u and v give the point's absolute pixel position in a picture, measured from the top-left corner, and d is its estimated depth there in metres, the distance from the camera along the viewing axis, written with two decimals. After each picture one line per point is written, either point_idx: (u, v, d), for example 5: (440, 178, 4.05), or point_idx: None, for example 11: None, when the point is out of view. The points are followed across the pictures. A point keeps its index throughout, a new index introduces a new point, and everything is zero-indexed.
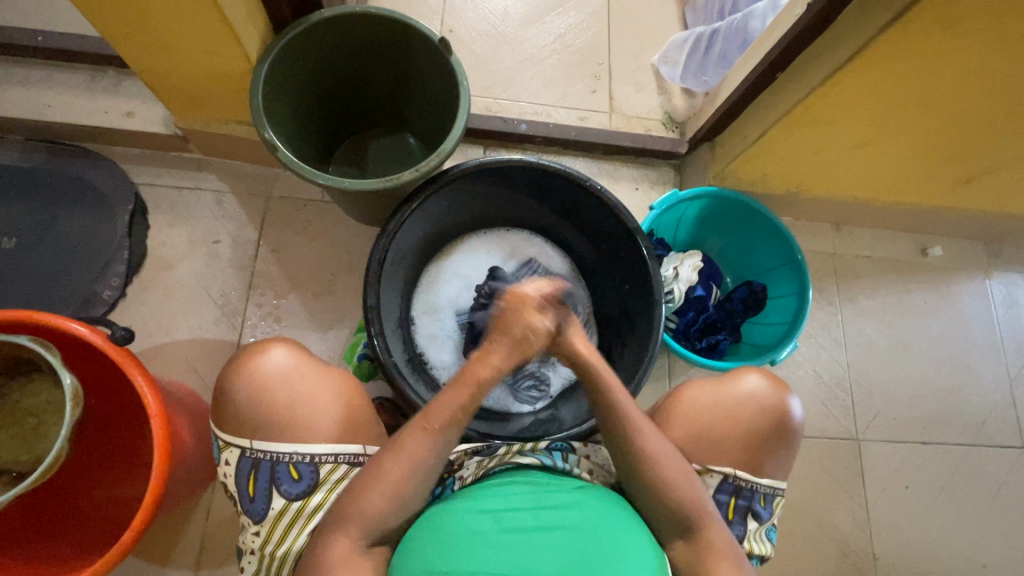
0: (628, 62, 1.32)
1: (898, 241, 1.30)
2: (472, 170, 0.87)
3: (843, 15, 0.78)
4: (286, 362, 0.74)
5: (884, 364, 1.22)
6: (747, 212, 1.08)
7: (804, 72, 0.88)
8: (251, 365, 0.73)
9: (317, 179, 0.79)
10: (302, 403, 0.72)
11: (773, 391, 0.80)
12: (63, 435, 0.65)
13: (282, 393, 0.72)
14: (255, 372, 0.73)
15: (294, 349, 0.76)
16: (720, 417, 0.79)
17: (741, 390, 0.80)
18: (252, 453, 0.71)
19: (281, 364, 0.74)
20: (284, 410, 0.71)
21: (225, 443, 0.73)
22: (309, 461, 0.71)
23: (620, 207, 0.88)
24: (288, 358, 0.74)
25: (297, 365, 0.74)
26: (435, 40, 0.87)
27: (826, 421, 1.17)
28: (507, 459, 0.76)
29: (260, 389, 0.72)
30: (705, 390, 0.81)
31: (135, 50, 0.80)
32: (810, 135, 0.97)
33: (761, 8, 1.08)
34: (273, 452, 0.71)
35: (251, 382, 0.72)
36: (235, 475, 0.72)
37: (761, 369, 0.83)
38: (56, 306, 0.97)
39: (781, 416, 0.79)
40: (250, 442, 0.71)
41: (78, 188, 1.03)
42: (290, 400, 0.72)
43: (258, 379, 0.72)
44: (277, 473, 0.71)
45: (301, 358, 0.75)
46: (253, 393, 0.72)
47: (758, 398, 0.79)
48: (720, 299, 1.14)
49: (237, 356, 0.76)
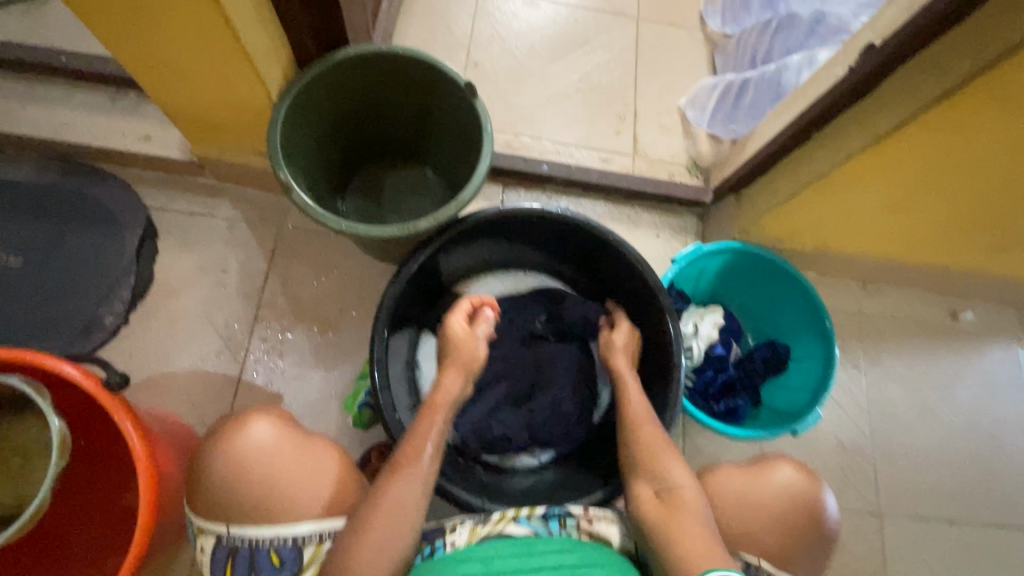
0: (653, 104, 1.30)
1: (928, 303, 1.24)
2: (490, 217, 0.85)
3: (888, 80, 0.74)
4: (262, 438, 0.69)
5: (909, 434, 1.16)
6: (773, 268, 1.04)
7: (841, 134, 0.84)
8: (223, 444, 0.69)
9: (330, 223, 0.76)
10: (281, 480, 0.67)
11: (807, 484, 0.74)
12: (46, 487, 0.62)
13: (260, 470, 0.67)
14: (232, 449, 0.68)
15: (277, 421, 0.71)
16: (750, 512, 0.72)
17: (771, 480, 0.74)
18: (229, 540, 0.65)
19: (261, 437, 0.69)
20: (262, 490, 0.67)
21: (200, 529, 0.67)
22: (291, 545, 0.65)
23: (643, 263, 0.85)
24: (268, 432, 0.70)
25: (276, 438, 0.70)
26: (460, 83, 0.85)
27: (845, 491, 1.11)
28: (500, 526, 0.71)
29: (236, 469, 0.67)
30: (735, 478, 0.75)
31: (155, 79, 0.79)
32: (844, 198, 0.93)
33: (795, 61, 1.05)
34: (252, 539, 0.65)
35: (228, 462, 0.68)
36: (210, 563, 0.66)
37: (792, 459, 0.77)
38: (57, 330, 0.95)
39: (816, 510, 0.73)
40: (227, 528, 0.66)
41: (89, 208, 1.01)
42: (268, 480, 0.67)
43: (236, 456, 0.68)
44: (255, 562, 0.64)
45: (284, 430, 0.71)
46: (228, 474, 0.67)
47: (793, 492, 0.74)
48: (741, 356, 1.08)
49: (217, 427, 0.72)
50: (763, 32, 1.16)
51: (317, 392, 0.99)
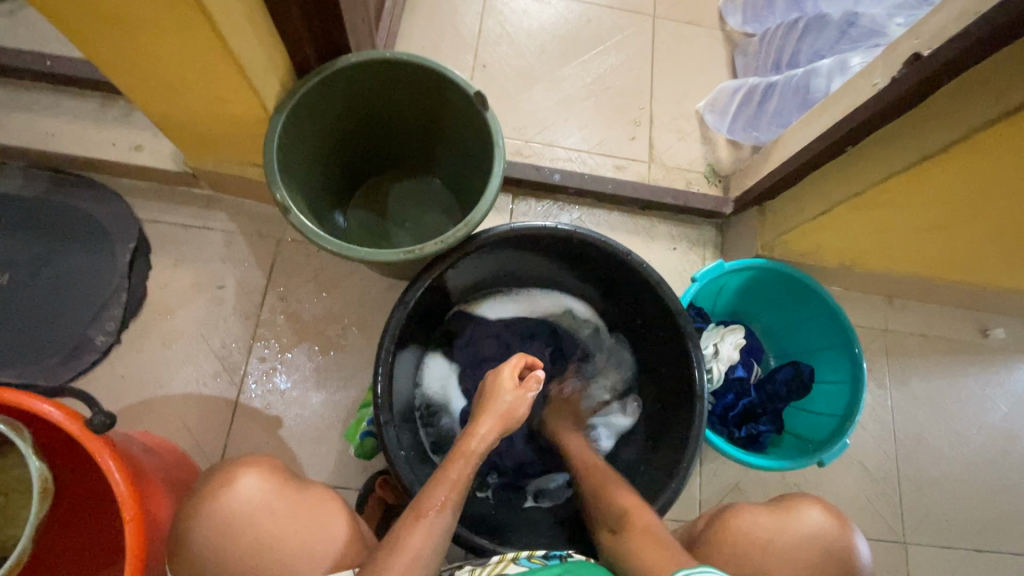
0: (670, 109, 1.24)
1: (957, 319, 1.19)
2: (502, 236, 0.79)
3: (934, 96, 0.69)
4: (246, 495, 0.64)
5: (936, 458, 1.11)
6: (798, 286, 0.98)
7: (881, 151, 0.78)
8: (204, 504, 0.64)
9: (330, 247, 0.71)
10: (275, 538, 0.63)
11: (837, 531, 0.71)
12: (25, 537, 0.58)
13: (249, 530, 0.63)
14: (218, 508, 0.63)
15: (265, 473, 0.67)
16: (774, 558, 0.69)
17: (799, 526, 0.71)
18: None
19: (250, 492, 0.65)
20: (255, 549, 0.62)
21: None
22: None
23: (664, 286, 0.79)
24: (252, 488, 0.65)
25: (262, 494, 0.65)
26: (470, 93, 0.79)
27: (869, 519, 1.06)
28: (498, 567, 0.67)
29: (223, 532, 0.63)
30: (759, 521, 0.72)
31: (143, 91, 0.73)
32: (880, 216, 0.87)
33: (826, 67, 0.98)
34: None
35: (212, 526, 0.63)
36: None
37: (822, 501, 0.74)
38: (45, 352, 0.90)
39: (848, 561, 0.69)
40: None
41: (79, 222, 0.96)
42: (260, 540, 0.63)
43: (222, 517, 0.63)
44: None
45: (274, 483, 0.67)
46: (213, 538, 0.62)
47: (822, 539, 0.70)
48: (762, 377, 1.03)
49: (199, 483, 0.67)
50: (789, 33, 1.10)
51: (318, 416, 0.95)
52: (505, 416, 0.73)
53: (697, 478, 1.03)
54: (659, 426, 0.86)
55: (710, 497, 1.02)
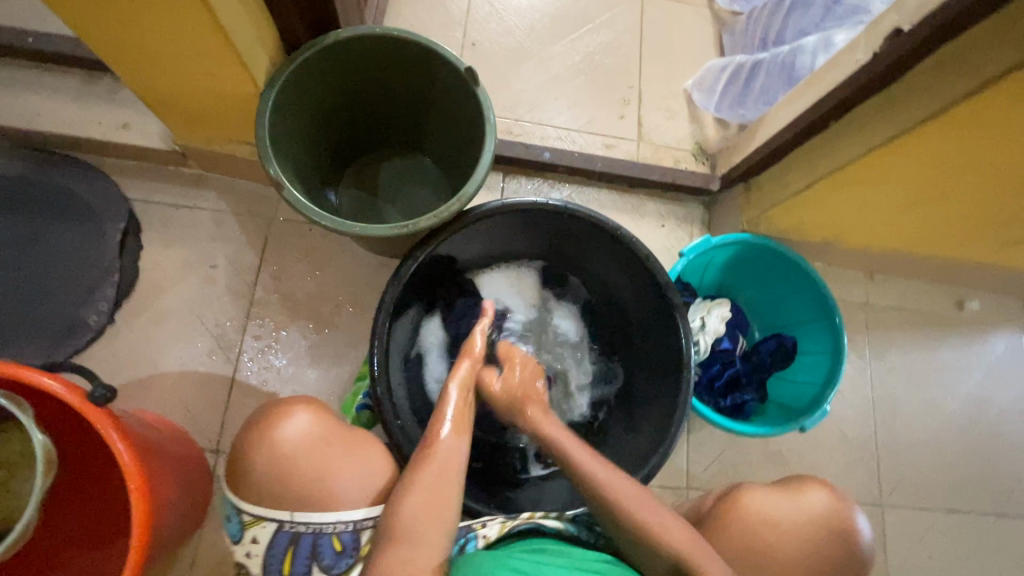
0: (659, 87, 1.25)
1: (934, 292, 1.23)
2: (494, 212, 0.80)
3: (915, 70, 0.71)
4: (302, 429, 0.69)
5: (912, 425, 1.16)
6: (781, 260, 1.01)
7: (863, 125, 0.80)
8: (265, 436, 0.68)
9: (324, 222, 0.72)
10: (332, 469, 0.68)
11: (842, 513, 0.76)
12: (31, 506, 0.59)
13: (308, 459, 0.68)
14: (275, 441, 0.68)
15: (316, 412, 0.72)
16: (778, 533, 0.74)
17: (807, 504, 0.76)
18: (291, 526, 0.66)
19: (303, 428, 0.69)
20: (314, 477, 0.67)
21: (252, 521, 0.66)
22: (350, 530, 0.66)
23: (652, 259, 0.81)
24: (308, 423, 0.70)
25: (317, 429, 0.70)
26: (461, 69, 0.79)
27: (848, 484, 1.11)
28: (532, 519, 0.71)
29: (285, 459, 0.67)
30: (775, 502, 0.76)
31: (132, 66, 0.73)
32: (861, 190, 0.89)
33: (811, 44, 1.00)
34: (315, 526, 0.66)
35: (273, 453, 0.67)
36: (267, 553, 0.66)
37: (828, 484, 0.78)
38: (38, 331, 0.90)
39: (848, 541, 0.75)
40: (289, 515, 0.66)
41: (66, 201, 0.96)
42: (318, 469, 0.68)
43: (284, 446, 0.68)
44: (318, 548, 0.66)
45: (325, 421, 0.71)
46: (276, 464, 0.67)
47: (826, 520, 0.75)
48: (747, 349, 1.06)
49: (251, 422, 0.71)
50: (775, 11, 1.11)
51: (315, 392, 0.97)
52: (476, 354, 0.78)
53: (685, 446, 1.07)
54: (646, 396, 0.89)
55: (697, 465, 1.06)
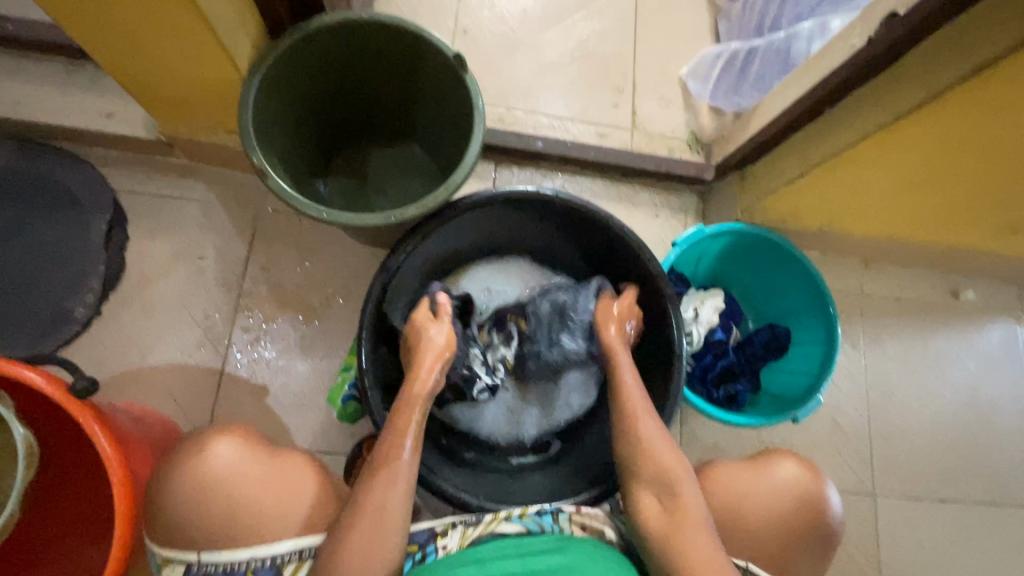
0: (653, 74, 1.23)
1: (929, 281, 1.22)
2: (483, 201, 0.79)
3: (908, 54, 0.70)
4: (214, 462, 0.65)
5: (906, 414, 1.16)
6: (776, 250, 1.00)
7: (857, 113, 0.80)
8: (181, 467, 0.65)
9: (310, 212, 0.71)
10: (246, 504, 0.64)
11: (809, 483, 0.76)
12: (13, 500, 0.59)
13: (218, 496, 0.64)
14: (188, 477, 0.64)
15: (237, 439, 0.68)
16: (747, 506, 0.74)
17: (777, 478, 0.76)
18: (201, 567, 0.62)
19: (221, 460, 0.65)
20: (227, 516, 0.63)
21: (165, 559, 0.63)
22: (269, 565, 0.62)
23: (643, 248, 0.80)
24: (221, 455, 0.66)
25: (231, 462, 0.65)
26: (449, 55, 0.78)
27: (842, 474, 1.11)
28: (491, 526, 0.70)
29: (195, 496, 0.63)
30: (737, 475, 0.76)
31: (114, 54, 0.72)
32: (855, 178, 0.88)
33: (806, 30, 0.99)
34: (227, 564, 0.62)
35: (185, 487, 0.64)
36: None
37: (796, 456, 0.78)
38: (22, 324, 0.89)
39: (816, 511, 0.75)
40: (197, 556, 0.62)
41: (50, 192, 0.94)
42: (231, 506, 0.64)
43: (193, 481, 0.64)
44: None
45: (246, 448, 0.67)
46: (187, 500, 0.63)
47: (792, 490, 0.75)
48: (740, 339, 1.06)
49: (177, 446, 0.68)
50: None
51: (305, 384, 0.96)
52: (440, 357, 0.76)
53: (678, 437, 1.07)
54: (639, 388, 0.88)
55: (690, 456, 1.06)
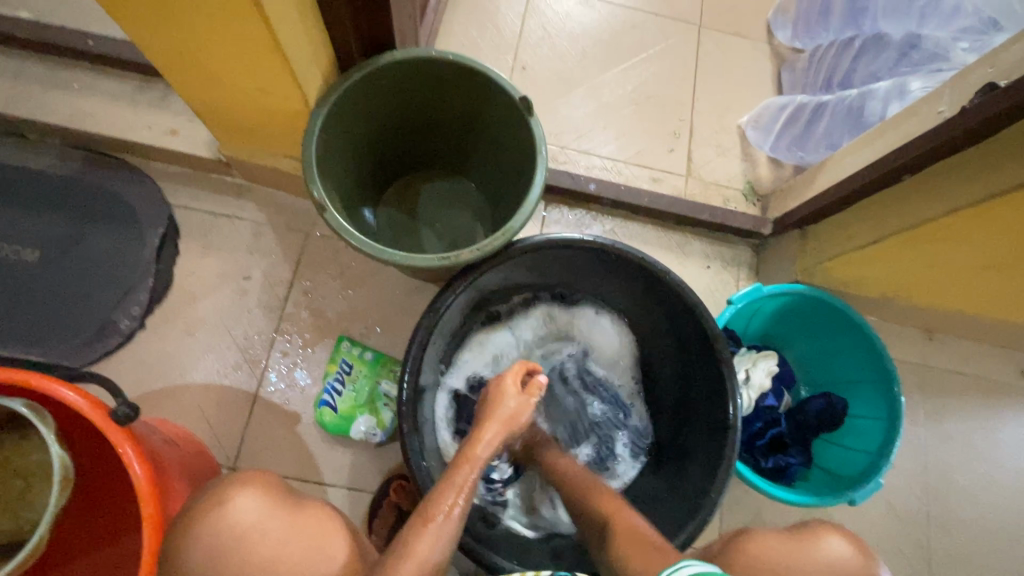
0: (712, 122, 1.20)
1: (999, 359, 1.14)
2: (539, 246, 0.77)
3: (1008, 129, 0.65)
4: (247, 513, 0.59)
5: (968, 502, 1.07)
6: (837, 316, 0.95)
7: (942, 183, 0.75)
8: (204, 517, 0.58)
9: (364, 248, 0.69)
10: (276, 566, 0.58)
11: None
12: (44, 526, 0.58)
13: (244, 557, 0.57)
14: (207, 533, 0.57)
15: (256, 489, 0.61)
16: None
17: None
18: None
19: (242, 514, 0.59)
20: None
21: None
22: None
23: (702, 309, 0.76)
24: (252, 505, 0.60)
25: (261, 514, 0.59)
26: (515, 97, 0.76)
27: (894, 561, 1.02)
28: None
29: (220, 554, 0.57)
30: None
31: (188, 79, 0.72)
32: (933, 251, 0.83)
33: (883, 89, 0.94)
34: None
35: (209, 545, 0.57)
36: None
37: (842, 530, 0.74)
38: (70, 333, 0.90)
39: None
40: None
41: (110, 203, 0.96)
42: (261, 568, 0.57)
43: (214, 538, 0.57)
44: None
45: (269, 500, 0.61)
46: (209, 561, 0.57)
47: None
48: (792, 406, 1.00)
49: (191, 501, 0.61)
50: (844, 52, 1.06)
51: None
52: (507, 423, 0.71)
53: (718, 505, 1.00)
54: (687, 454, 0.83)
55: (730, 527, 0.99)
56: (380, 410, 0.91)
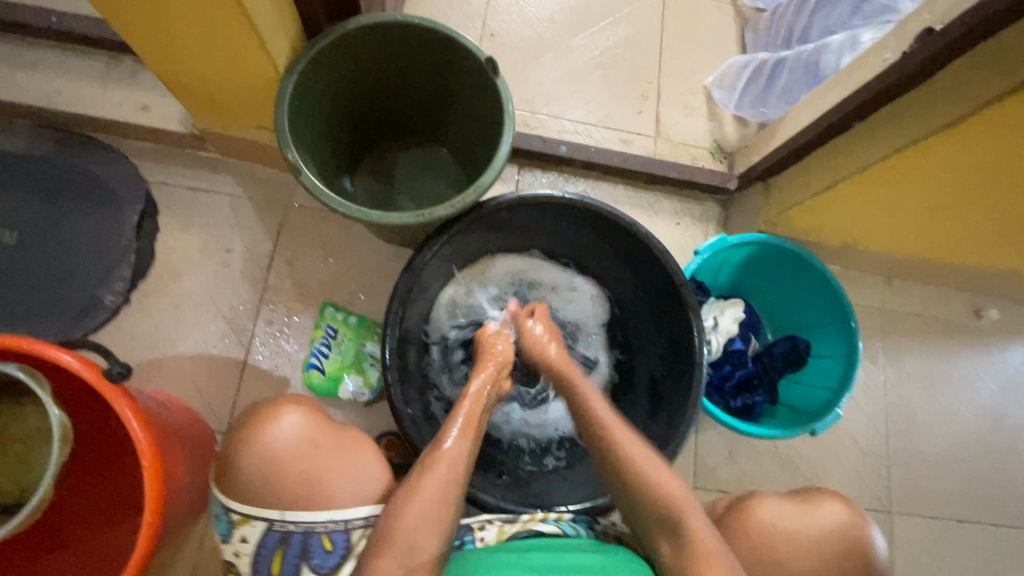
0: (679, 83, 1.23)
1: (953, 299, 1.21)
2: (511, 202, 0.80)
3: (944, 70, 0.69)
4: (295, 430, 0.69)
5: (924, 433, 1.15)
6: (798, 262, 1.00)
7: (888, 127, 0.79)
8: (257, 434, 0.68)
9: (341, 208, 0.72)
10: (316, 475, 0.67)
11: (856, 523, 0.75)
12: (48, 480, 0.61)
13: (296, 463, 0.67)
14: (259, 445, 0.68)
15: (303, 411, 0.72)
16: (789, 542, 0.74)
17: (823, 517, 0.75)
18: (281, 526, 0.65)
19: (289, 431, 0.69)
20: (304, 481, 0.67)
21: (243, 518, 0.65)
22: (343, 529, 0.65)
23: (667, 256, 0.80)
24: (298, 423, 0.70)
25: (308, 432, 0.70)
26: (481, 58, 0.79)
27: (857, 490, 1.10)
28: (530, 525, 0.72)
29: (273, 461, 0.67)
30: (786, 511, 0.76)
31: (156, 50, 0.73)
32: (883, 193, 0.88)
33: (837, 42, 0.98)
34: (307, 523, 0.65)
35: (264, 452, 0.67)
36: (256, 551, 0.65)
37: (840, 494, 0.78)
38: (55, 310, 0.91)
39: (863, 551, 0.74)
40: (279, 513, 0.65)
41: (85, 181, 0.97)
42: (307, 475, 0.67)
43: (267, 449, 0.68)
44: (308, 547, 0.65)
45: (313, 420, 0.72)
46: (263, 467, 0.67)
47: (839, 530, 0.74)
48: (759, 350, 1.06)
49: (238, 427, 0.71)
50: (801, 8, 1.09)
51: None
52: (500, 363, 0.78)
53: (694, 446, 1.06)
54: (658, 398, 0.88)
55: (705, 466, 1.06)
56: (367, 370, 0.95)
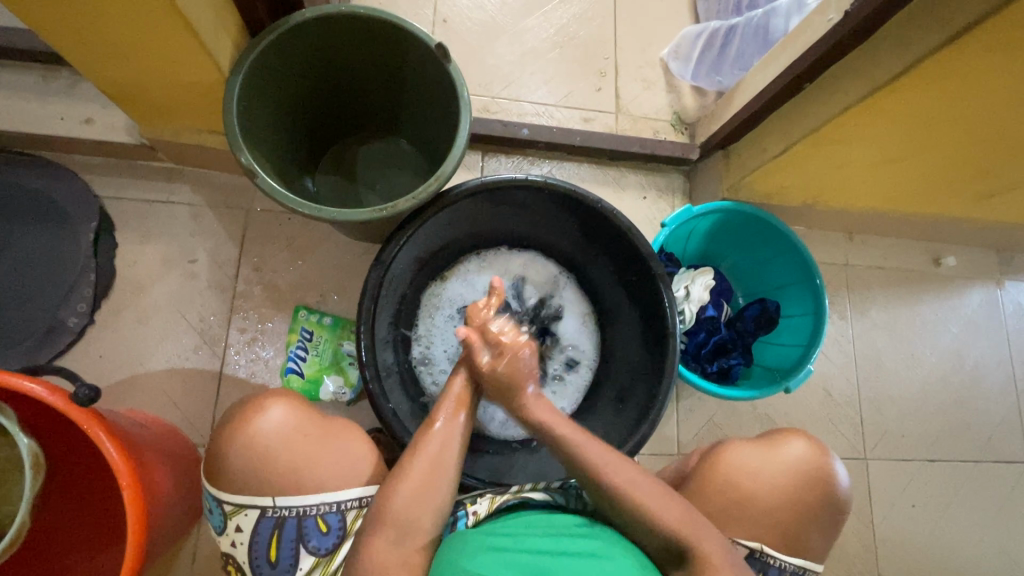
0: (636, 56, 1.23)
1: (912, 250, 1.25)
2: (474, 189, 0.80)
3: (887, 25, 0.71)
4: (280, 418, 0.69)
5: (893, 380, 1.19)
6: (762, 226, 1.02)
7: (838, 85, 0.81)
8: (244, 425, 0.68)
9: (302, 209, 0.71)
10: (305, 462, 0.68)
11: (818, 457, 0.79)
12: (24, 509, 0.59)
13: (284, 450, 0.68)
14: (245, 437, 0.68)
15: (287, 400, 0.71)
16: (760, 484, 0.77)
17: (786, 455, 0.79)
18: (275, 511, 0.66)
19: (275, 421, 0.69)
20: (293, 469, 0.67)
21: (234, 509, 0.67)
22: (336, 510, 0.68)
23: (633, 231, 0.81)
24: (284, 412, 0.70)
25: (294, 420, 0.70)
26: (431, 45, 0.77)
27: (833, 440, 1.14)
28: (515, 496, 0.74)
29: (260, 450, 0.67)
30: (752, 454, 0.79)
31: (92, 59, 0.70)
32: (837, 151, 0.90)
33: (784, 5, 0.99)
34: (300, 508, 0.66)
35: (249, 443, 0.67)
36: (251, 539, 0.67)
37: (804, 434, 0.81)
38: (16, 337, 0.89)
39: (827, 482, 0.78)
40: (272, 500, 0.66)
41: (34, 202, 0.93)
42: (296, 463, 0.68)
43: (252, 440, 0.68)
44: (304, 530, 0.67)
45: (298, 409, 0.71)
46: (250, 458, 0.67)
47: (804, 465, 0.78)
48: (731, 316, 1.09)
49: (224, 418, 0.71)
50: None
51: None
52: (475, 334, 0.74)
53: (675, 414, 1.09)
54: (633, 373, 0.91)
55: (687, 431, 1.09)
56: (346, 369, 0.95)
